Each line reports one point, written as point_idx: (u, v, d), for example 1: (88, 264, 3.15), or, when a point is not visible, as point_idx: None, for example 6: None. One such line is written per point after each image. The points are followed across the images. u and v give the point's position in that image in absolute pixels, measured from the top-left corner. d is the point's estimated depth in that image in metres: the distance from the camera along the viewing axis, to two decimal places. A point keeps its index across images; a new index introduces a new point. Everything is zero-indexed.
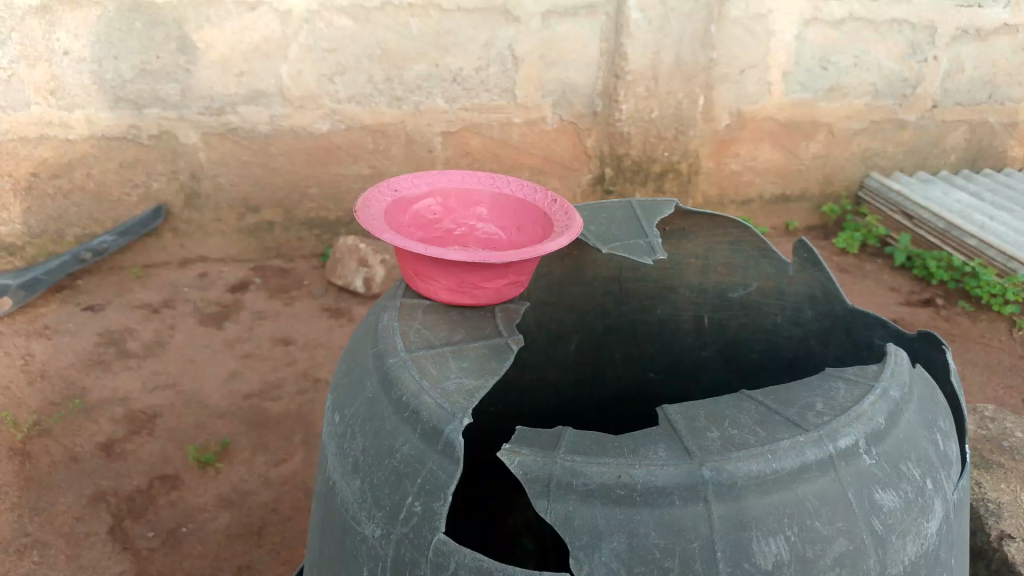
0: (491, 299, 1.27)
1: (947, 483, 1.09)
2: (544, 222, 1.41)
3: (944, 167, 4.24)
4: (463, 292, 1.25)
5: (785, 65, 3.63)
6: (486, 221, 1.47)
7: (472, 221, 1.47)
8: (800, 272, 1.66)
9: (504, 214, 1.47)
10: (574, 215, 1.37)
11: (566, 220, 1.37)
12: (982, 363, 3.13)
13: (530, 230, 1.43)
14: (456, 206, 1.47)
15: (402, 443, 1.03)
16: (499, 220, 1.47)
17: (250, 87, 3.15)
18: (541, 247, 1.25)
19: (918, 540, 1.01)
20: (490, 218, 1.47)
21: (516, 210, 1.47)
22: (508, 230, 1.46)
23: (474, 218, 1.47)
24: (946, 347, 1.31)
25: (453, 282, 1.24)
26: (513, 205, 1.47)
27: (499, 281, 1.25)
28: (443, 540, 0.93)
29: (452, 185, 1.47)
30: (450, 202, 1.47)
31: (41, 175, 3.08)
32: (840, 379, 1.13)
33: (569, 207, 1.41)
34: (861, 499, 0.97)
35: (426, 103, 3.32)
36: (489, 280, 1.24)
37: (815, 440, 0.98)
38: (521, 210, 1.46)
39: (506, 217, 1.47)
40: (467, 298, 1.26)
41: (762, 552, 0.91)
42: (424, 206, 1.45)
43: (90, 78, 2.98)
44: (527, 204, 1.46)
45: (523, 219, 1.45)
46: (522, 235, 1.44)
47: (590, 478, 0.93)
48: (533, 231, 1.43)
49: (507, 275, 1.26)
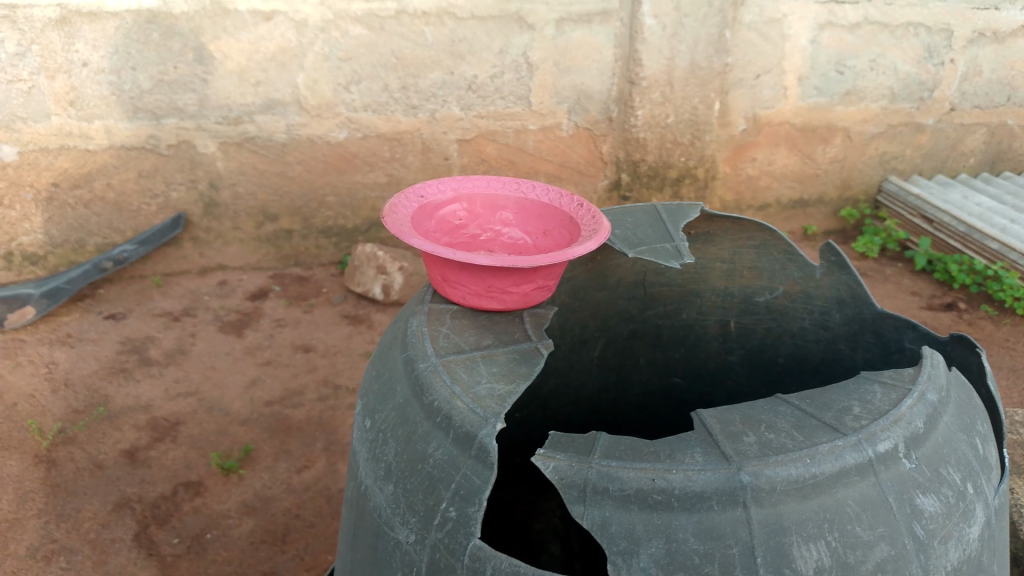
0: (519, 303, 1.26)
1: (987, 488, 1.07)
2: (570, 226, 1.41)
3: (963, 169, 4.20)
4: (491, 297, 1.25)
5: (800, 69, 3.61)
6: (511, 226, 1.46)
7: (497, 226, 1.47)
8: (827, 275, 1.64)
9: (529, 218, 1.47)
10: (601, 219, 1.36)
11: (592, 222, 1.36)
12: (1007, 367, 3.10)
13: (556, 234, 1.43)
14: (481, 211, 1.47)
15: (435, 449, 1.02)
16: (524, 225, 1.46)
17: (266, 96, 3.16)
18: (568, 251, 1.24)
19: (960, 544, 1.00)
20: (515, 222, 1.47)
21: (541, 215, 1.46)
22: (533, 234, 1.46)
23: (499, 223, 1.46)
24: (980, 350, 1.29)
25: (481, 286, 1.24)
26: (537, 210, 1.46)
27: (526, 286, 1.25)
28: (478, 546, 0.92)
29: (476, 191, 1.47)
30: (476, 207, 1.47)
31: (62, 186, 3.11)
32: (875, 382, 1.11)
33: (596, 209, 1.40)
34: (902, 503, 0.96)
35: (442, 110, 3.33)
36: (517, 284, 1.24)
37: (854, 443, 0.97)
38: (545, 214, 1.46)
39: (531, 221, 1.46)
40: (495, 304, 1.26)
41: (803, 557, 0.89)
42: (450, 212, 1.45)
43: (109, 89, 3.00)
44: (553, 208, 1.45)
45: (548, 224, 1.45)
46: (548, 240, 1.44)
47: (627, 483, 0.92)
48: (559, 235, 1.43)
49: (535, 279, 1.25)
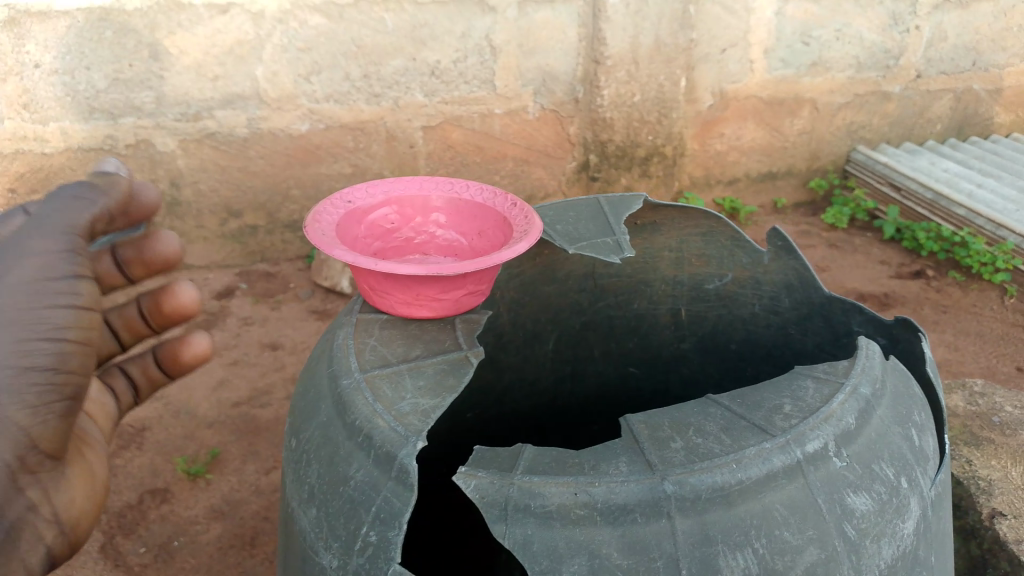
0: (450, 309, 1.23)
1: (923, 480, 1.06)
2: (504, 227, 1.37)
3: (931, 137, 4.19)
4: (420, 305, 1.21)
5: (766, 41, 3.58)
6: (445, 228, 1.43)
7: (431, 228, 1.43)
8: (775, 260, 1.63)
9: (463, 219, 1.43)
10: (534, 218, 1.32)
11: (526, 222, 1.33)
12: (974, 333, 3.12)
13: (490, 234, 1.40)
14: (413, 213, 1.43)
15: (357, 469, 0.99)
16: (458, 226, 1.43)
17: (225, 91, 3.09)
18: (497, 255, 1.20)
19: (894, 541, 0.98)
20: (449, 224, 1.43)
21: (475, 215, 1.43)
22: (469, 235, 1.43)
23: (432, 224, 1.43)
24: (923, 334, 1.30)
25: (409, 295, 1.20)
26: (471, 210, 1.43)
27: (457, 292, 1.21)
28: (397, 572, 0.89)
29: (406, 193, 1.43)
30: (407, 209, 1.43)
31: (19, 190, 3.07)
32: (808, 377, 1.09)
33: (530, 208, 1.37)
34: (831, 505, 0.94)
35: (406, 97, 3.27)
36: (446, 291, 1.20)
37: (782, 445, 0.95)
38: (480, 214, 1.42)
39: (465, 222, 1.43)
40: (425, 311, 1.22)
41: (730, 567, 0.88)
42: (380, 216, 1.41)
43: (62, 90, 2.93)
44: (487, 207, 1.41)
45: (483, 224, 1.41)
46: (483, 241, 1.41)
47: (548, 500, 0.90)
48: (494, 236, 1.39)
49: (466, 284, 1.21)
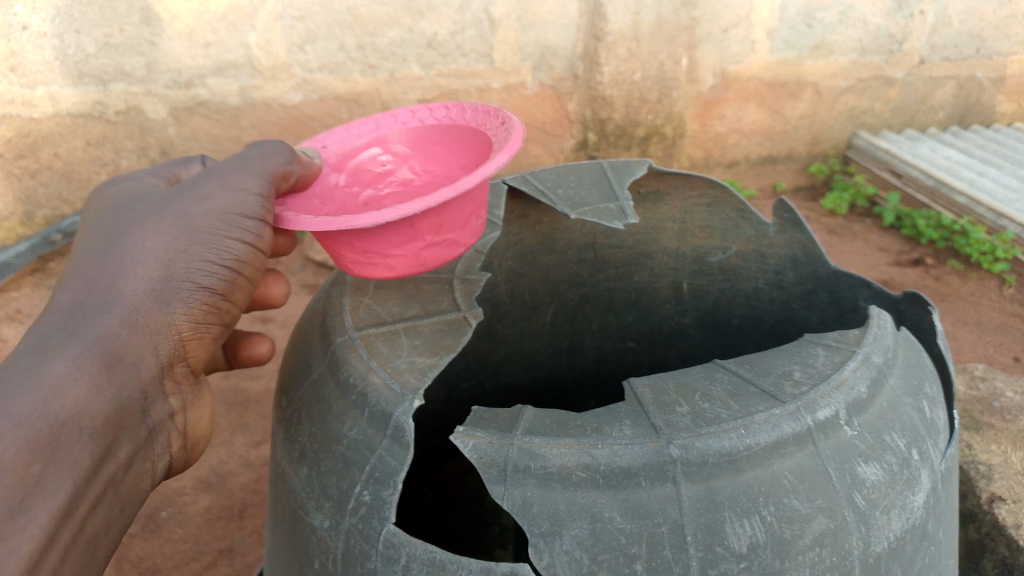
0: (411, 266, 1.10)
1: (934, 453, 1.03)
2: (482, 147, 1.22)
3: (932, 124, 4.15)
4: (374, 263, 1.09)
5: (770, 22, 3.52)
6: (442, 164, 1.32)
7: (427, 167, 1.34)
8: (781, 233, 1.59)
9: (458, 151, 1.31)
10: (509, 129, 1.14)
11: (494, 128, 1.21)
12: (973, 322, 3.10)
13: (476, 158, 1.24)
14: (408, 152, 1.35)
15: (350, 428, 0.96)
16: (454, 159, 1.31)
17: (218, 58, 2.99)
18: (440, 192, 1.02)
19: (904, 514, 0.95)
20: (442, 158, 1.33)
21: (468, 143, 1.29)
22: (464, 166, 1.29)
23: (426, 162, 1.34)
24: (933, 308, 1.27)
25: (357, 252, 1.08)
26: (465, 139, 1.30)
27: (413, 245, 1.08)
28: (393, 532, 0.87)
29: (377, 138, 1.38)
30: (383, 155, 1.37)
31: (7, 155, 2.94)
32: (819, 345, 1.06)
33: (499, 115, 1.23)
34: (842, 473, 0.91)
35: (401, 69, 3.18)
36: (398, 245, 1.07)
37: (793, 411, 0.92)
38: (470, 140, 1.28)
39: (461, 152, 1.30)
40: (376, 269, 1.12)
41: (736, 534, 0.85)
42: (371, 158, 1.36)
43: (52, 53, 2.80)
44: (475, 132, 1.28)
45: (472, 150, 1.27)
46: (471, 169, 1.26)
47: (549, 461, 0.86)
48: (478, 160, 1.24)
49: (422, 236, 1.07)
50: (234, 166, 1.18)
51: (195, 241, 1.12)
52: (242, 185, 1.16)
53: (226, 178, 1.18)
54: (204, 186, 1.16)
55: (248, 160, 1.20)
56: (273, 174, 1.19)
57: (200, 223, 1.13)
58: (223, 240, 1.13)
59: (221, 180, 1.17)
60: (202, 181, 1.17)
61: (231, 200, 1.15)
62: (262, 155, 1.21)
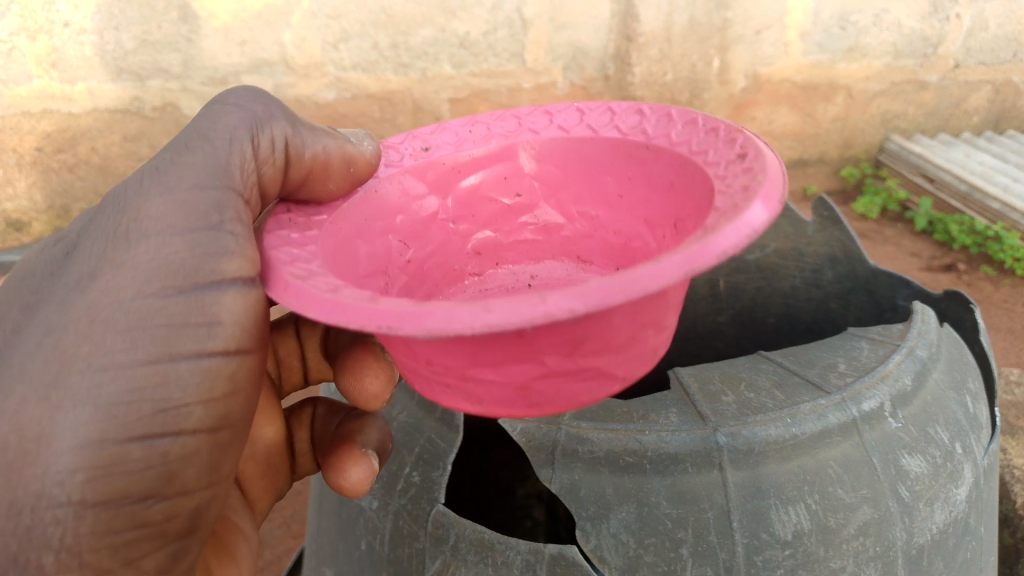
0: (513, 394, 0.82)
1: (977, 447, 1.04)
2: (668, 209, 1.10)
3: (966, 129, 4.10)
4: (467, 388, 0.82)
5: (803, 24, 3.51)
6: (603, 203, 1.22)
7: (586, 202, 1.24)
8: (820, 230, 1.59)
9: (627, 188, 1.18)
10: (753, 168, 0.88)
11: (731, 152, 0.99)
12: (1008, 329, 3.09)
13: (653, 217, 1.14)
14: (563, 178, 1.24)
15: (401, 414, 1.06)
16: (619, 198, 1.20)
17: (253, 57, 2.90)
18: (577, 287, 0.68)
19: (948, 507, 0.96)
20: (610, 194, 1.20)
21: (640, 187, 1.16)
22: (629, 215, 1.19)
23: (585, 197, 1.24)
24: (974, 305, 1.28)
25: (440, 372, 0.83)
26: (636, 180, 1.16)
27: (526, 369, 0.78)
28: (443, 512, 0.91)
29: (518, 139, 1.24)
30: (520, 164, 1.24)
31: (45, 150, 2.92)
32: (864, 338, 1.08)
33: (734, 128, 1.04)
34: (886, 464, 0.92)
35: (433, 68, 3.10)
36: (500, 367, 0.78)
37: (838, 402, 0.93)
38: (642, 187, 1.16)
39: (628, 193, 1.18)
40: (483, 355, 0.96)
41: (782, 522, 0.85)
42: (509, 181, 1.25)
43: (92, 49, 2.79)
44: (654, 179, 1.14)
45: (647, 208, 1.15)
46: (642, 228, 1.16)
47: (596, 445, 0.88)
48: (655, 220, 1.14)
49: (541, 360, 0.77)
50: (166, 187, 0.93)
51: (100, 318, 0.87)
52: (161, 245, 0.90)
53: (133, 235, 0.90)
54: (107, 251, 0.90)
55: (166, 189, 0.93)
56: (210, 203, 0.94)
57: (112, 289, 0.88)
58: (153, 310, 0.88)
59: (125, 246, 0.90)
60: (120, 228, 0.91)
61: (147, 275, 0.88)
62: (195, 174, 0.96)
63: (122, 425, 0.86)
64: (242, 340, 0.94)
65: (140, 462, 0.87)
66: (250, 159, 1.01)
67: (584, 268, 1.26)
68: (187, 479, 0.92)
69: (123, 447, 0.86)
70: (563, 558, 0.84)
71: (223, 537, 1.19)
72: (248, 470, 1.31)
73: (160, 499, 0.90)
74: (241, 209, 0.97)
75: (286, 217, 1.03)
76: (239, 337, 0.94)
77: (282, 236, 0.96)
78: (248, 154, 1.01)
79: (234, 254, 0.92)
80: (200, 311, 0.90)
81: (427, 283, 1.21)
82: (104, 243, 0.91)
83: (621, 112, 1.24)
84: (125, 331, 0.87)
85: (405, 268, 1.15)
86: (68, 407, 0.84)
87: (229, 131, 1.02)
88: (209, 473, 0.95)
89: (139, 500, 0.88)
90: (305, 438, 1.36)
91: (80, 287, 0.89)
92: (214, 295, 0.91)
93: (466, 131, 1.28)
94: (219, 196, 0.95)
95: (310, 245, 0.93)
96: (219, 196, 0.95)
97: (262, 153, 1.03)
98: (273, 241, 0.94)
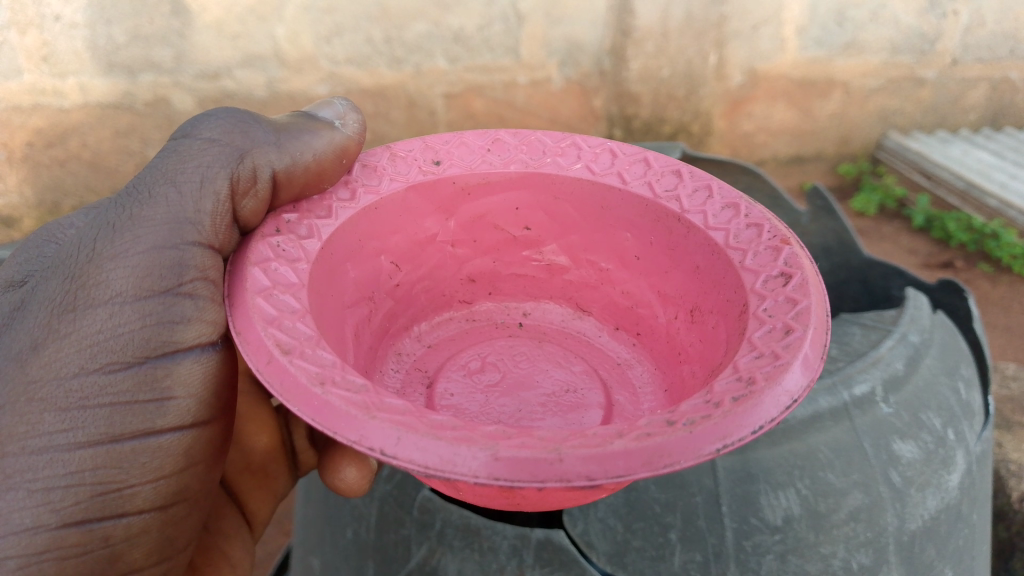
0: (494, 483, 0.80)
1: (969, 434, 1.14)
2: (685, 282, 1.15)
3: (963, 125, 4.08)
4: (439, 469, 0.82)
5: (800, 20, 3.46)
6: (619, 257, 1.26)
7: (595, 247, 1.29)
8: (814, 221, 1.61)
9: (644, 249, 1.22)
10: (803, 304, 0.90)
11: (772, 265, 1.00)
12: (1003, 326, 3.10)
13: (661, 286, 1.20)
14: (579, 219, 1.27)
15: None
16: (635, 257, 1.24)
17: (246, 51, 2.88)
18: (592, 429, 0.73)
19: (939, 492, 1.06)
20: (625, 249, 1.25)
21: (656, 256, 1.20)
22: (639, 277, 1.24)
23: (597, 240, 1.28)
24: (968, 294, 1.30)
25: None
26: (656, 250, 1.20)
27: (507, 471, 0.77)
28: (428, 499, 1.07)
29: (541, 171, 1.24)
30: (536, 198, 1.26)
31: (36, 145, 2.90)
32: (858, 324, 1.25)
33: (780, 234, 1.04)
34: (877, 448, 1.03)
35: (428, 63, 3.07)
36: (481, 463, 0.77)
37: (829, 388, 1.05)
38: (659, 258, 1.20)
39: (644, 260, 1.23)
40: (474, 420, 1.06)
41: (772, 505, 0.98)
42: (520, 215, 1.28)
43: (82, 44, 2.74)
44: (671, 253, 1.18)
45: (657, 279, 1.21)
46: (651, 289, 1.22)
47: None
48: (660, 285, 1.20)
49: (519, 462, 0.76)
50: (134, 235, 0.99)
51: (58, 361, 0.93)
52: (113, 317, 0.96)
53: (83, 308, 0.95)
54: (56, 321, 0.95)
55: (119, 255, 0.97)
56: (171, 261, 1.00)
57: (78, 335, 0.94)
58: (111, 365, 0.96)
59: (71, 319, 0.95)
60: (88, 268, 0.97)
61: (96, 352, 0.95)
62: (153, 232, 1.00)
63: (78, 505, 0.95)
64: (197, 407, 1.05)
65: (99, 531, 0.97)
66: (221, 199, 1.05)
67: (581, 317, 1.34)
68: (150, 534, 1.04)
69: (80, 522, 0.95)
70: (549, 543, 0.99)
71: (219, 548, 1.30)
72: (243, 480, 1.41)
73: (127, 552, 1.02)
74: (203, 262, 1.04)
75: (274, 242, 1.01)
76: (193, 407, 1.04)
77: (272, 270, 0.95)
78: (220, 194, 1.05)
79: (183, 328, 1.01)
80: (149, 388, 0.99)
81: (413, 308, 1.27)
82: (50, 311, 0.96)
83: (655, 166, 1.25)
84: (71, 412, 0.94)
85: (393, 291, 1.22)
86: (18, 492, 0.91)
87: (199, 171, 1.05)
88: (173, 493, 1.05)
89: (103, 563, 0.99)
90: (302, 436, 1.46)
91: (20, 363, 0.93)
92: (168, 369, 1.00)
93: (483, 147, 1.29)
94: (178, 254, 1.01)
95: (303, 295, 0.93)
96: (179, 255, 1.01)
97: (241, 184, 1.06)
98: (258, 276, 0.92)
